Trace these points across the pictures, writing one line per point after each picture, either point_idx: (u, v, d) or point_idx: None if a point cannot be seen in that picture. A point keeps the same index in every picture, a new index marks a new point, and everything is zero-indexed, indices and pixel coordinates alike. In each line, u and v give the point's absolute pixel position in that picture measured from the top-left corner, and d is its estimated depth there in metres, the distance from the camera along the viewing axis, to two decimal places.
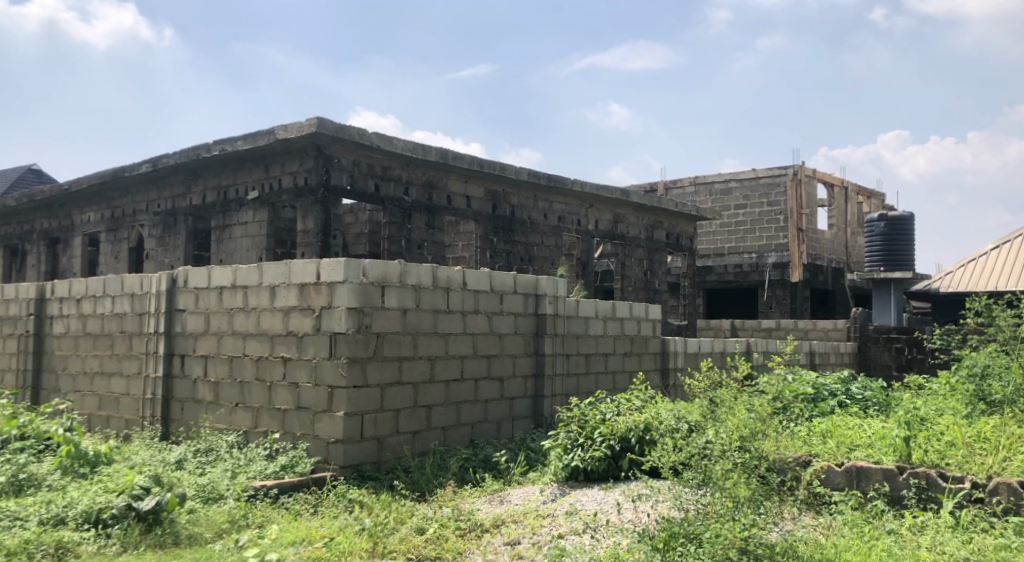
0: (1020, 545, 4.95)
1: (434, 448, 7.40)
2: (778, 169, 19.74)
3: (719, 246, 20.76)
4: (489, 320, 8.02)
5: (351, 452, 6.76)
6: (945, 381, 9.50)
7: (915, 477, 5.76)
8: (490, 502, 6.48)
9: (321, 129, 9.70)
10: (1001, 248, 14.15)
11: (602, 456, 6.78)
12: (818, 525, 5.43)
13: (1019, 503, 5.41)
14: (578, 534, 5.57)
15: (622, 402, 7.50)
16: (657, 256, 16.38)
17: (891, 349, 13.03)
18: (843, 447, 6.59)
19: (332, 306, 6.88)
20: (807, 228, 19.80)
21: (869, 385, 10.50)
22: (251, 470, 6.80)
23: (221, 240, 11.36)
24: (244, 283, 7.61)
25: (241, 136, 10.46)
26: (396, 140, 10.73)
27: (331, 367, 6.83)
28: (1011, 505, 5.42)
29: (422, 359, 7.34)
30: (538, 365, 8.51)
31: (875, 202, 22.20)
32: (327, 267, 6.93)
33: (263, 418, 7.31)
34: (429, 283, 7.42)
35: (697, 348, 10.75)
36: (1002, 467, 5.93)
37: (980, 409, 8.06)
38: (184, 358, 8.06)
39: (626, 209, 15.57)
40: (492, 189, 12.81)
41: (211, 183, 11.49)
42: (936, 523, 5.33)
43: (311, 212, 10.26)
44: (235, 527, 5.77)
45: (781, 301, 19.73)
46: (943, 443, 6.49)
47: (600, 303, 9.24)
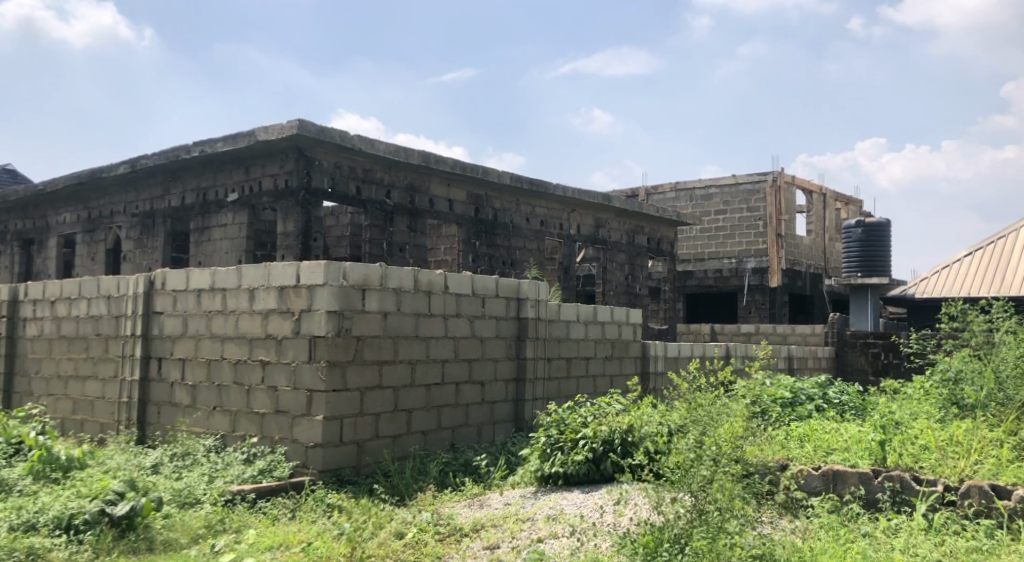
0: (991, 547, 4.99)
1: (414, 452, 7.37)
2: (758, 175, 19.85)
3: (700, 251, 20.84)
4: (471, 323, 8.00)
5: (330, 456, 6.72)
6: (920, 386, 9.57)
7: (890, 481, 5.80)
8: (470, 506, 6.46)
9: (303, 131, 9.66)
10: (973, 255, 14.30)
11: (583, 460, 6.77)
12: (795, 528, 5.44)
13: (990, 506, 5.47)
14: (557, 538, 5.55)
15: (603, 406, 7.50)
16: (638, 261, 16.42)
17: (868, 354, 13.12)
18: (820, 452, 6.62)
19: (312, 309, 6.85)
20: (786, 234, 19.92)
21: (846, 390, 10.56)
22: (228, 474, 6.74)
23: (200, 242, 11.27)
24: (223, 286, 7.55)
25: (221, 138, 10.40)
26: (378, 143, 10.70)
27: (311, 371, 6.79)
28: (982, 508, 5.48)
29: (403, 363, 7.31)
30: (520, 369, 8.50)
31: (853, 208, 22.37)
32: (307, 270, 6.90)
33: (241, 422, 7.26)
34: (410, 286, 7.40)
35: (676, 352, 10.77)
36: (973, 471, 5.99)
37: (954, 413, 8.12)
38: (161, 361, 7.98)
39: (608, 214, 15.60)
40: (474, 193, 12.79)
41: (191, 185, 11.40)
42: (909, 526, 5.36)
43: (292, 215, 10.21)
44: (211, 532, 5.71)
45: (760, 305, 19.84)
46: (917, 446, 6.54)
47: (581, 307, 9.24)
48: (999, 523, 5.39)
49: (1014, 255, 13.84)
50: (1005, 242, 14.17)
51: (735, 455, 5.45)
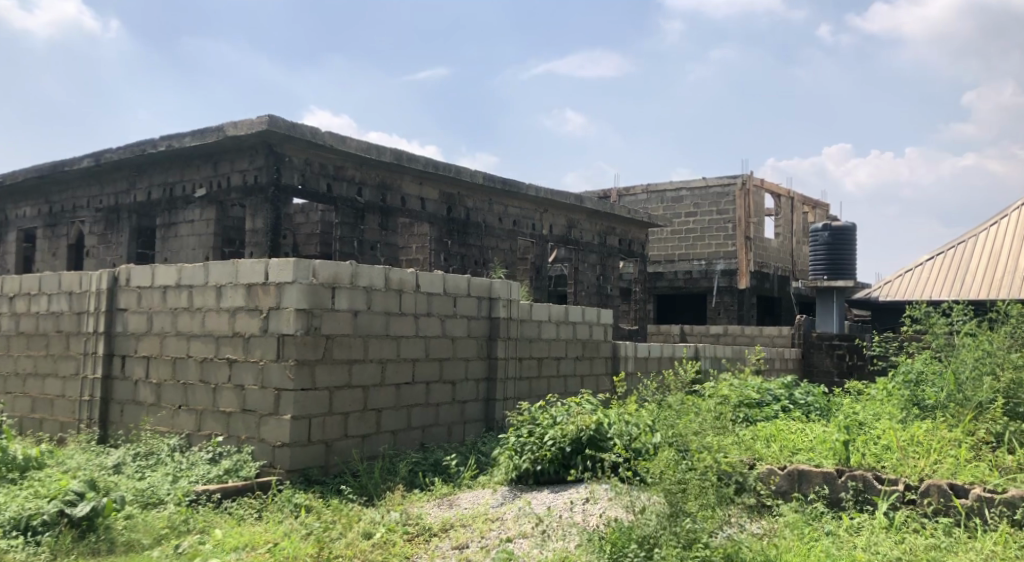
0: (949, 545, 5.06)
1: (384, 452, 7.32)
2: (727, 179, 19.98)
3: (670, 253, 20.95)
4: (442, 323, 7.96)
5: (297, 456, 6.65)
6: (883, 386, 9.68)
7: (853, 480, 5.84)
8: (439, 506, 6.43)
9: (272, 127, 9.56)
10: (935, 259, 14.48)
11: (553, 460, 6.75)
12: (761, 528, 5.46)
13: (948, 504, 5.55)
14: (526, 538, 5.53)
15: (573, 405, 7.50)
16: (610, 262, 16.46)
17: (834, 356, 13.23)
18: (786, 451, 6.67)
19: (280, 307, 6.77)
20: (754, 236, 20.07)
21: (812, 391, 10.65)
22: (193, 474, 6.64)
23: (166, 238, 11.12)
24: (189, 283, 7.44)
25: (188, 133, 10.27)
26: (350, 140, 10.62)
27: (278, 370, 6.72)
28: (941, 506, 5.55)
29: (373, 363, 7.26)
30: (490, 369, 8.48)
31: (820, 212, 22.59)
32: (276, 268, 6.82)
33: (207, 421, 7.16)
34: (381, 285, 7.34)
35: (647, 353, 10.80)
36: (933, 470, 6.07)
37: (915, 414, 8.22)
38: (124, 359, 7.86)
39: (579, 214, 15.62)
40: (447, 192, 12.74)
41: (157, 180, 11.24)
42: (871, 525, 5.40)
43: (261, 211, 10.10)
44: (175, 533, 5.62)
45: (729, 307, 19.98)
46: (879, 446, 6.62)
47: (553, 307, 9.23)
48: (957, 521, 5.47)
49: (975, 260, 14.07)
50: (965, 247, 14.40)
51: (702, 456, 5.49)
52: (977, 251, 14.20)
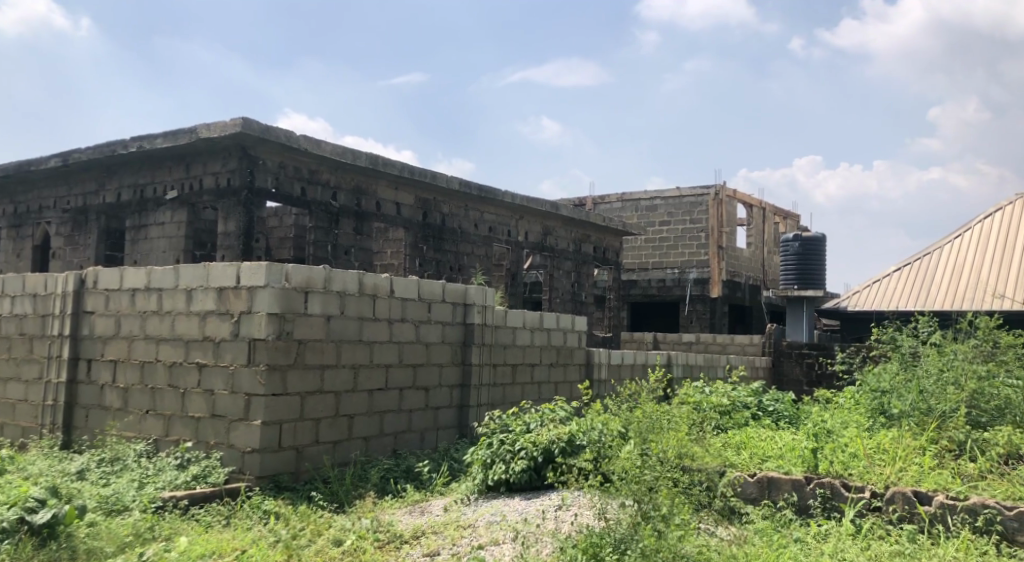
0: (912, 551, 5.08)
1: (355, 459, 7.25)
2: (701, 189, 20.10)
3: (644, 261, 21.02)
4: (416, 328, 7.91)
5: (267, 462, 6.57)
6: (851, 395, 9.76)
7: (821, 487, 5.86)
8: (410, 513, 6.37)
9: (246, 130, 9.47)
10: (902, 270, 14.64)
11: (525, 468, 6.72)
12: (731, 535, 5.46)
13: (913, 511, 5.59)
14: (498, 545, 5.49)
15: (547, 412, 7.49)
16: (584, 269, 16.48)
17: (803, 364, 13.31)
18: (756, 459, 6.66)
19: (252, 312, 6.69)
20: (727, 246, 20.19)
21: (781, 398, 10.71)
22: (159, 480, 6.53)
23: (136, 240, 10.97)
24: (159, 285, 7.34)
25: (160, 134, 10.15)
26: (325, 144, 10.55)
27: (249, 375, 6.63)
28: (906, 513, 5.59)
29: (345, 368, 7.19)
30: (464, 375, 8.43)
31: (791, 223, 22.80)
32: (248, 271, 6.74)
33: (175, 426, 7.06)
34: (354, 290, 7.29)
35: (620, 360, 10.80)
36: (899, 477, 6.11)
37: (882, 422, 8.28)
38: (90, 363, 7.73)
39: (555, 222, 15.62)
40: (423, 197, 12.68)
41: (127, 181, 11.09)
42: (838, 531, 5.41)
43: (233, 214, 9.99)
44: (140, 540, 5.52)
45: (701, 315, 20.08)
46: (847, 454, 6.65)
47: (528, 314, 9.21)
48: (921, 528, 5.51)
49: (941, 272, 14.28)
50: (932, 258, 14.61)
51: (662, 455, 5.65)
52: (943, 264, 14.42)
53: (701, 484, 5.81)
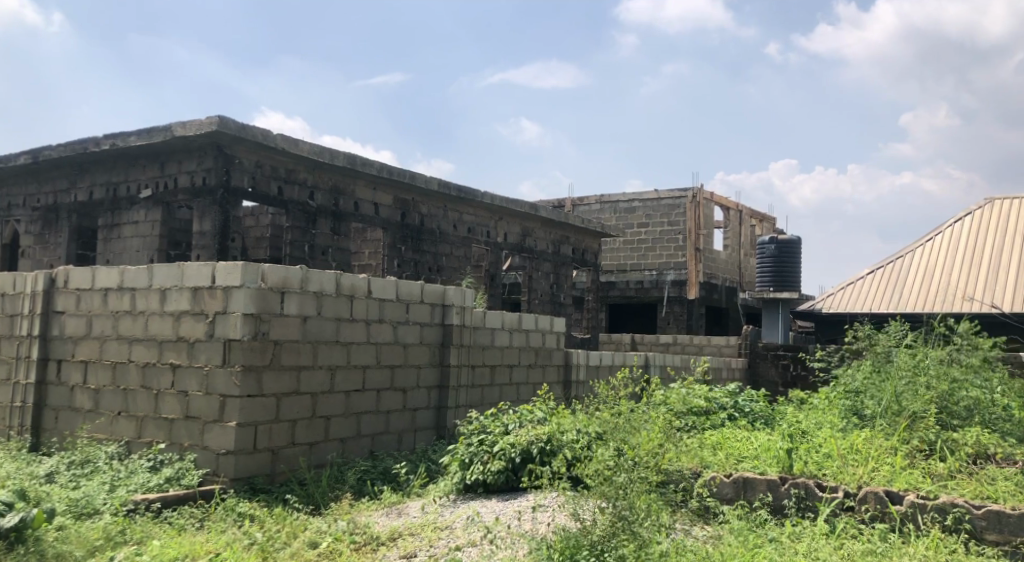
0: (884, 549, 5.11)
1: (332, 461, 7.18)
2: (678, 191, 20.18)
3: (622, 263, 21.06)
4: (394, 329, 7.86)
5: (241, 464, 6.50)
6: (825, 396, 9.81)
7: (796, 487, 5.86)
8: (387, 515, 6.32)
9: (222, 128, 9.38)
10: (876, 273, 14.76)
11: (501, 469, 6.69)
12: (707, 534, 5.46)
13: (885, 511, 5.61)
14: (475, 546, 5.45)
15: (525, 413, 7.46)
16: (563, 271, 16.48)
17: (779, 366, 13.36)
18: (732, 460, 6.65)
19: (227, 312, 6.61)
20: (704, 248, 20.27)
21: (757, 399, 10.75)
22: (131, 483, 6.43)
23: (109, 239, 10.83)
24: (132, 285, 7.24)
25: (134, 132, 10.03)
26: (303, 143, 10.48)
27: (224, 376, 6.55)
28: (878, 513, 5.62)
29: (322, 369, 7.13)
30: (442, 376, 8.39)
31: (767, 225, 22.93)
32: (223, 271, 6.66)
33: (148, 428, 6.97)
34: (331, 291, 7.23)
35: (598, 361, 10.78)
36: (871, 477, 6.14)
37: (855, 423, 8.31)
38: (60, 364, 7.62)
39: (533, 223, 15.60)
40: (401, 197, 12.62)
41: (100, 180, 10.95)
42: (812, 531, 5.41)
43: (209, 214, 9.88)
44: (110, 544, 5.43)
45: (679, 317, 20.14)
46: (821, 455, 6.68)
47: (507, 315, 9.18)
48: (893, 527, 5.54)
49: (912, 275, 14.43)
50: (904, 261, 14.76)
51: (639, 457, 5.68)
52: (915, 267, 14.57)
53: (677, 483, 6.02)
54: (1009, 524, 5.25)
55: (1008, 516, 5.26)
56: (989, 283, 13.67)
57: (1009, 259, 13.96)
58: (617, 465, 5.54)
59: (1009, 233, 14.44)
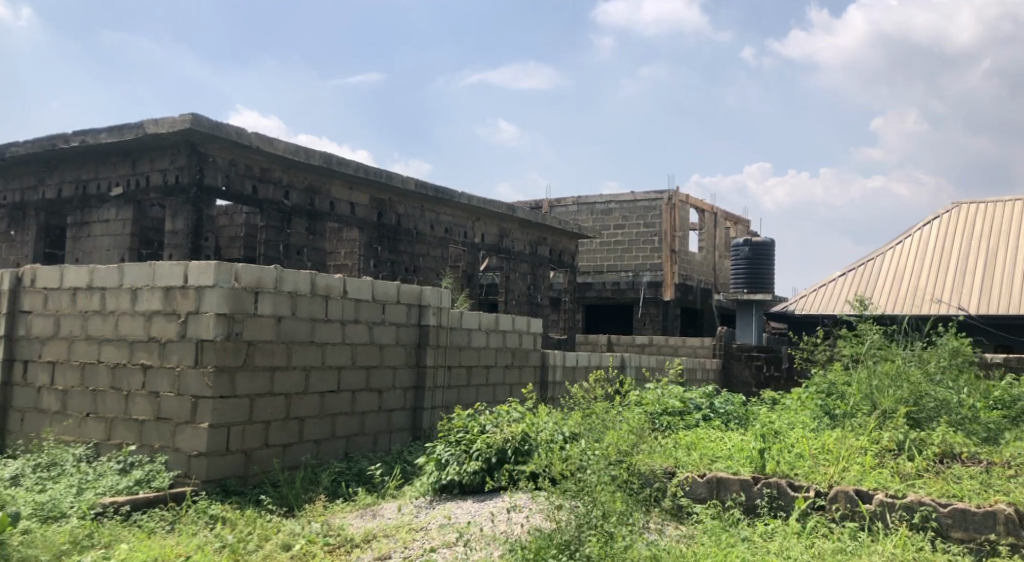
0: (854, 548, 5.12)
1: (306, 462, 7.11)
2: (654, 193, 20.24)
3: (599, 264, 21.08)
4: (370, 330, 7.80)
5: (214, 466, 6.42)
6: (798, 396, 9.86)
7: (768, 487, 5.88)
8: (361, 516, 6.26)
9: (195, 126, 9.27)
10: (848, 275, 14.89)
11: (477, 469, 6.66)
12: (681, 533, 5.46)
13: (855, 510, 5.63)
14: (450, 547, 5.41)
15: (501, 413, 7.41)
16: (540, 272, 16.47)
17: (752, 367, 13.42)
18: (706, 459, 6.66)
19: (199, 312, 6.53)
20: (679, 250, 20.34)
21: (731, 400, 10.79)
22: (100, 485, 6.32)
23: (78, 238, 10.67)
24: (102, 284, 7.13)
25: (105, 129, 9.88)
26: (278, 142, 10.40)
27: (196, 376, 6.47)
28: (848, 511, 5.64)
29: (297, 370, 7.06)
30: (419, 377, 8.33)
31: (742, 228, 23.06)
32: (196, 270, 6.58)
33: (117, 430, 6.87)
34: (306, 290, 7.16)
35: (574, 362, 10.78)
36: (842, 476, 6.16)
37: (827, 422, 8.36)
38: (27, 365, 7.48)
39: (511, 223, 15.57)
40: (378, 197, 12.55)
41: (69, 177, 10.78)
42: (784, 530, 5.42)
43: (181, 213, 9.76)
44: (77, 548, 5.33)
45: (654, 318, 20.21)
46: (793, 454, 6.71)
47: (484, 315, 9.15)
48: (862, 526, 5.56)
49: (883, 277, 14.57)
50: (875, 264, 14.91)
51: (615, 458, 5.73)
52: (885, 269, 14.72)
53: (651, 483, 5.96)
54: (973, 522, 5.30)
55: (973, 515, 5.30)
56: (957, 286, 13.84)
57: (976, 262, 14.14)
58: (589, 468, 5.58)
59: (976, 237, 14.64)
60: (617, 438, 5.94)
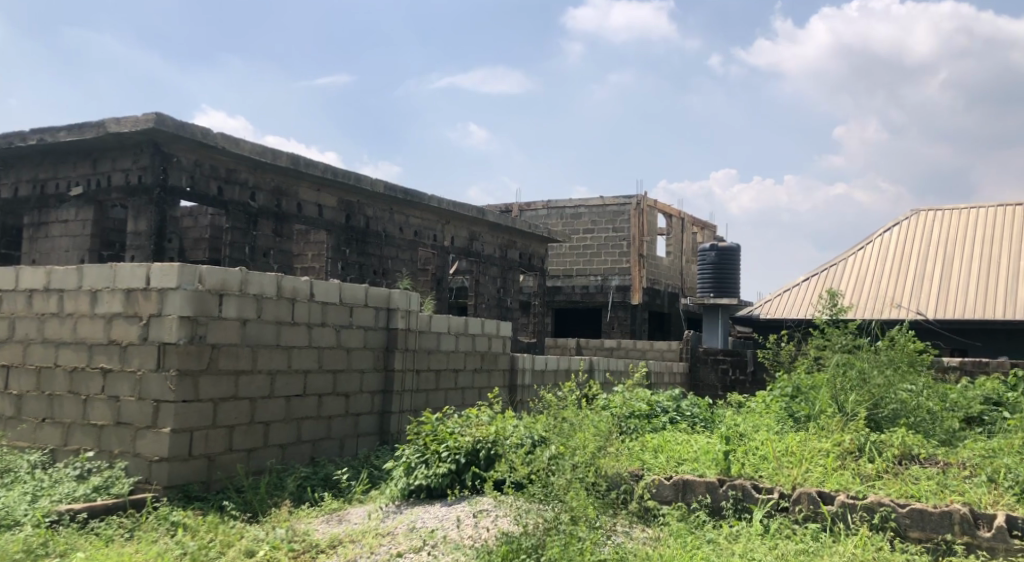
0: (816, 549, 5.13)
1: (270, 467, 7.00)
2: (623, 198, 20.30)
3: (568, 268, 21.07)
4: (337, 333, 7.71)
5: (176, 471, 6.29)
6: (762, 399, 9.91)
7: (733, 489, 5.87)
8: (327, 522, 6.17)
9: (159, 126, 9.11)
10: (812, 280, 15.03)
11: (445, 472, 6.60)
12: (646, 536, 5.44)
13: (817, 510, 5.65)
14: (416, 552, 5.33)
15: (471, 416, 7.35)
16: (509, 275, 16.42)
17: (718, 370, 13.48)
18: (672, 462, 6.67)
19: (162, 315, 6.40)
20: (647, 254, 20.41)
21: (698, 403, 10.81)
22: (56, 492, 6.16)
23: (36, 238, 10.44)
24: (60, 286, 6.96)
25: (64, 127, 9.69)
26: (244, 142, 10.26)
27: (158, 380, 6.34)
28: (811, 512, 5.65)
29: (262, 374, 6.95)
30: (386, 381, 8.25)
31: (709, 233, 23.23)
32: (158, 272, 6.45)
33: (75, 435, 6.71)
34: (272, 293, 7.05)
35: (544, 365, 10.74)
36: (804, 478, 6.17)
37: (792, 425, 8.39)
38: None
39: (480, 227, 15.52)
40: (346, 199, 12.43)
41: (26, 176, 10.55)
42: (748, 532, 5.41)
43: (144, 213, 9.59)
44: (31, 557, 5.17)
45: (622, 322, 20.26)
46: (758, 456, 6.73)
47: (453, 319, 9.10)
48: (824, 526, 5.57)
49: (845, 283, 14.71)
50: (838, 269, 15.06)
51: (583, 461, 5.69)
52: (848, 274, 14.87)
53: (618, 486, 5.92)
54: (930, 522, 5.33)
55: (929, 514, 5.34)
56: (917, 291, 14.00)
57: (935, 267, 14.34)
58: (557, 471, 5.54)
59: (936, 243, 14.84)
60: (587, 442, 5.92)
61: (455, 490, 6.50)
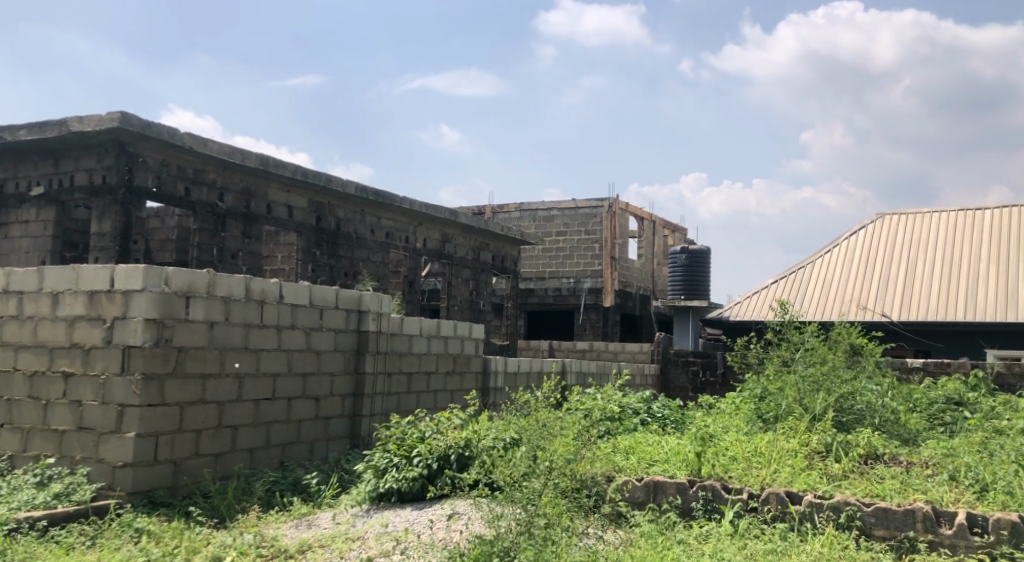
0: (784, 548, 5.12)
1: (238, 472, 6.88)
2: (594, 200, 20.33)
3: (541, 270, 21.02)
4: (307, 335, 7.60)
5: (140, 477, 6.16)
6: (732, 401, 9.94)
7: (703, 490, 5.85)
8: (296, 526, 6.07)
9: (124, 125, 8.95)
10: (781, 281, 15.13)
11: (417, 476, 6.51)
12: (617, 538, 5.40)
13: (786, 510, 5.64)
14: (386, 556, 5.25)
15: (443, 418, 7.26)
16: (481, 277, 16.36)
17: (688, 372, 13.49)
18: (643, 463, 6.66)
19: (127, 317, 6.26)
20: (619, 257, 20.45)
21: (669, 405, 10.82)
22: (15, 499, 5.98)
23: None
24: (20, 288, 6.79)
25: (25, 126, 9.49)
26: (212, 143, 10.12)
27: (122, 384, 6.20)
28: (779, 512, 5.64)
29: (229, 377, 6.83)
30: (357, 384, 8.15)
31: (680, 236, 23.33)
32: (123, 273, 6.32)
33: (35, 440, 6.55)
34: (240, 295, 6.94)
35: (516, 368, 10.68)
36: (773, 478, 6.17)
37: (762, 425, 8.42)
38: None
39: (452, 229, 15.45)
40: (317, 200, 12.29)
41: None
42: (717, 532, 5.39)
43: (108, 214, 9.41)
44: None
45: (594, 324, 20.27)
46: (728, 457, 6.73)
47: (424, 321, 9.01)
48: (792, 526, 5.57)
49: (813, 285, 14.83)
50: (807, 272, 15.18)
51: (554, 464, 5.66)
52: (817, 276, 15.00)
53: (590, 488, 5.94)
54: (894, 520, 5.35)
55: (893, 513, 5.36)
56: (883, 293, 14.15)
57: (901, 269, 14.50)
58: (528, 474, 5.51)
59: (900, 246, 15.01)
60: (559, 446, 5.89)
61: (427, 494, 6.43)
